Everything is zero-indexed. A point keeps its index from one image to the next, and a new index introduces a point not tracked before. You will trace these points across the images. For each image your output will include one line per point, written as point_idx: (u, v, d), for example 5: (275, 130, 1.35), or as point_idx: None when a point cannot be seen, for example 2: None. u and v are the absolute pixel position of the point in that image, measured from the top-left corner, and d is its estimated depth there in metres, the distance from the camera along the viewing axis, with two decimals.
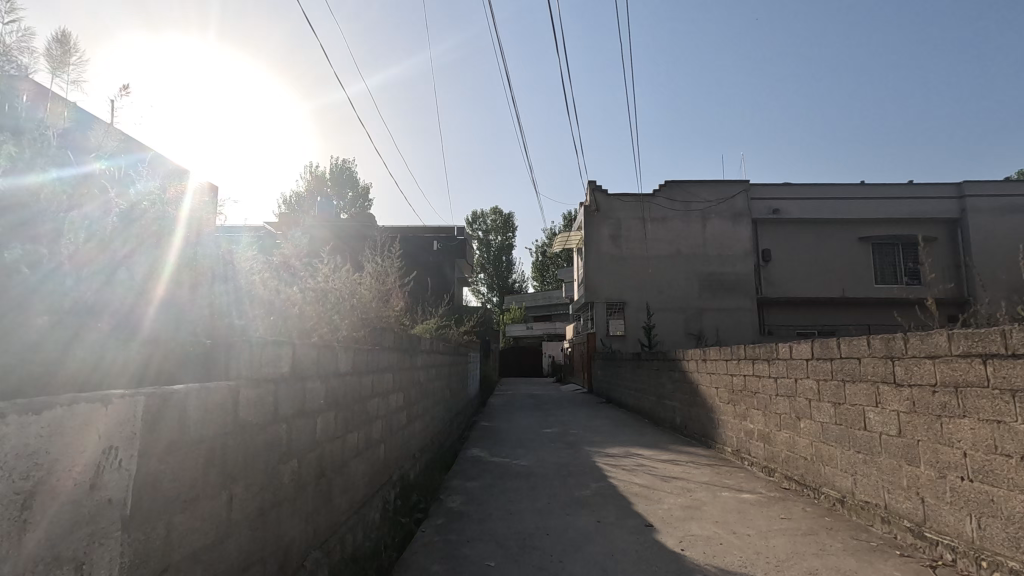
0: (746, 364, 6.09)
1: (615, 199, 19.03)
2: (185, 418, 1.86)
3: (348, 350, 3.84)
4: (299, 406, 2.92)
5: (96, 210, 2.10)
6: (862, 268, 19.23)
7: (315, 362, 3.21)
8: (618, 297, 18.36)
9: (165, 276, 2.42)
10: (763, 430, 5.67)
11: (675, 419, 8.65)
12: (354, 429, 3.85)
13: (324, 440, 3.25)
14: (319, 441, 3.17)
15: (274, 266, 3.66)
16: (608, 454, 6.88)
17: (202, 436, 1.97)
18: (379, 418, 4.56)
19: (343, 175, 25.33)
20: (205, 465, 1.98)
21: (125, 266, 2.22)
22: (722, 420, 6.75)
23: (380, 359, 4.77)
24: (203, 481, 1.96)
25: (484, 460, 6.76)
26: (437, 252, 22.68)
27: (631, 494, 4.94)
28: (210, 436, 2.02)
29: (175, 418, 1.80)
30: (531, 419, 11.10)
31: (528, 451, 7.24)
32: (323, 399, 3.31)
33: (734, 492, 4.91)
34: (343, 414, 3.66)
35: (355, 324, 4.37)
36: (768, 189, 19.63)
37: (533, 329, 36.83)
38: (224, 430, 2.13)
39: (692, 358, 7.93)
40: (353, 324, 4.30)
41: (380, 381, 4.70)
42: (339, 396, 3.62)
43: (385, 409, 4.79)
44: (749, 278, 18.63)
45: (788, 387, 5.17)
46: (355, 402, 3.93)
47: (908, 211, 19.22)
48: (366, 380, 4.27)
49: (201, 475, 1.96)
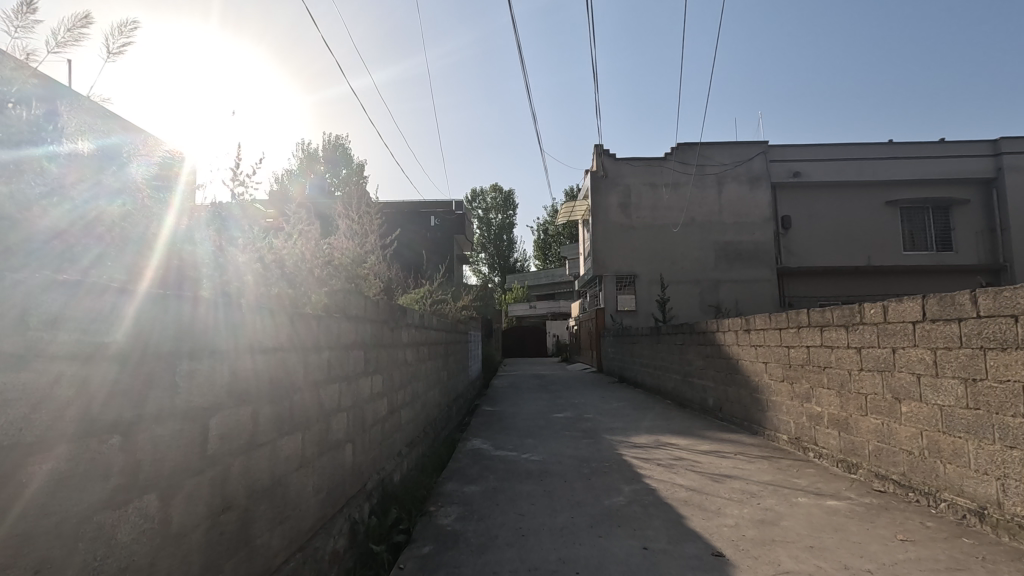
0: (810, 332, 4.89)
1: (623, 165, 17.69)
2: (24, 362, 1.26)
3: (290, 320, 2.67)
4: (167, 405, 1.71)
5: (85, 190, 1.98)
6: (891, 234, 17.94)
7: (225, 339, 2.05)
8: (628, 270, 17.15)
9: (156, 260, 2.08)
10: (836, 415, 4.51)
11: (706, 400, 7.52)
12: (298, 422, 2.69)
13: (230, 455, 2.04)
14: (243, 445, 2.14)
15: (266, 261, 2.72)
16: (636, 445, 5.72)
17: (60, 391, 1.35)
18: (344, 407, 3.42)
19: (337, 152, 24.41)
20: (35, 453, 1.27)
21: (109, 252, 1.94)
22: (773, 402, 5.58)
23: (348, 333, 3.62)
24: (35, 459, 1.27)
25: (486, 455, 5.63)
26: (435, 229, 21.46)
27: (678, 504, 3.75)
28: (71, 399, 1.37)
29: (29, 354, 1.27)
30: (539, 403, 9.96)
31: (538, 442, 6.10)
32: (238, 391, 2.13)
33: (814, 498, 3.75)
34: (278, 411, 2.48)
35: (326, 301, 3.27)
36: (788, 151, 18.18)
37: (537, 308, 35.70)
38: (96, 400, 1.45)
39: (728, 330, 6.77)
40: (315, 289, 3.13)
41: (348, 364, 3.54)
42: (273, 384, 2.45)
43: (354, 397, 3.62)
44: (769, 247, 17.37)
45: (879, 360, 3.97)
46: (301, 391, 2.77)
47: (939, 171, 17.83)
48: (322, 360, 3.08)
49: (26, 454, 1.25)
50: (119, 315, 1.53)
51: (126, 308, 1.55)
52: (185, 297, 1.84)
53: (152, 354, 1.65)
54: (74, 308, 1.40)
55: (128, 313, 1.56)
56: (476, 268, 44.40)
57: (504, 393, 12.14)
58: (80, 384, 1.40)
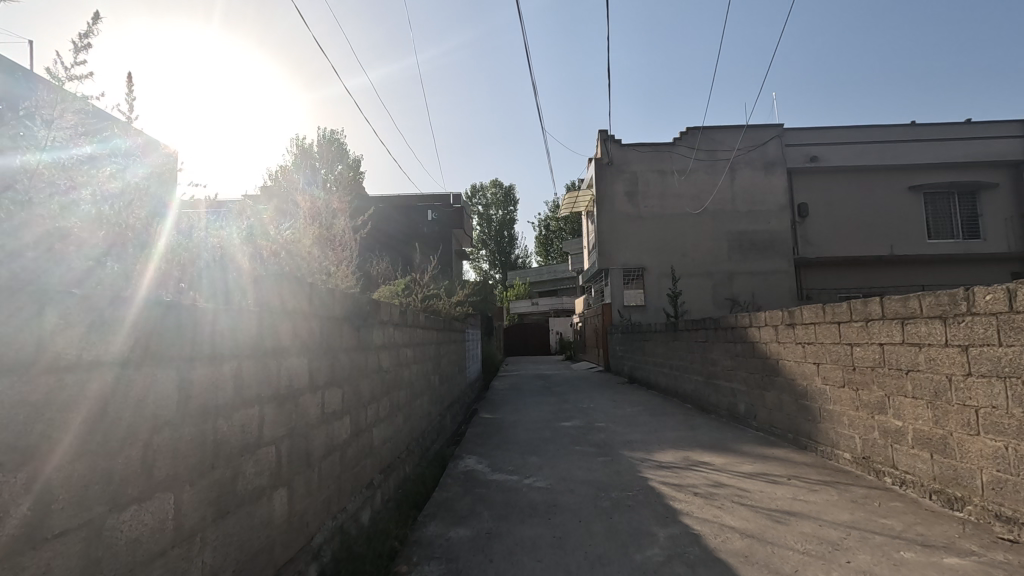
0: (888, 326, 3.86)
1: (630, 150, 16.66)
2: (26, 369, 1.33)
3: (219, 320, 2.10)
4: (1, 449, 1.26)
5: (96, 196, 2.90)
6: (914, 222, 16.86)
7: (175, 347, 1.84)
8: (636, 263, 16.13)
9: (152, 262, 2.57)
10: (926, 433, 3.51)
11: (735, 407, 6.55)
12: (235, 446, 2.16)
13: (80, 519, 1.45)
14: (186, 471, 1.86)
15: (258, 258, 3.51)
16: (663, 466, 4.73)
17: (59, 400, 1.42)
18: (282, 434, 2.56)
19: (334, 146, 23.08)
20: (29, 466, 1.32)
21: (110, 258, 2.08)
22: (830, 412, 4.59)
23: (282, 340, 2.69)
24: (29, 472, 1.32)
25: (481, 479, 4.66)
26: (432, 224, 20.44)
27: (736, 562, 2.75)
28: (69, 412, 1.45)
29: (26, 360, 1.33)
30: (544, 408, 9.00)
31: (543, 461, 5.13)
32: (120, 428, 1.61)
33: (924, 552, 2.74)
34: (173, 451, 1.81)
35: (303, 309, 2.95)
36: (804, 134, 17.13)
37: (540, 304, 34.60)
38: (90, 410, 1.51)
39: (765, 325, 5.74)
40: (314, 295, 3.07)
41: (280, 380, 2.60)
42: (175, 412, 1.83)
43: (299, 418, 2.75)
44: (785, 236, 16.37)
45: (1000, 362, 2.97)
46: (203, 422, 1.97)
47: (964, 154, 16.78)
48: (243, 372, 2.27)
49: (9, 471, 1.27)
50: (121, 314, 1.61)
51: (124, 310, 1.62)
52: (182, 301, 1.93)
53: (148, 356, 1.72)
54: (71, 313, 1.47)
55: (127, 315, 1.63)
56: (477, 265, 43.49)
57: (506, 397, 11.14)
58: (71, 400, 1.46)
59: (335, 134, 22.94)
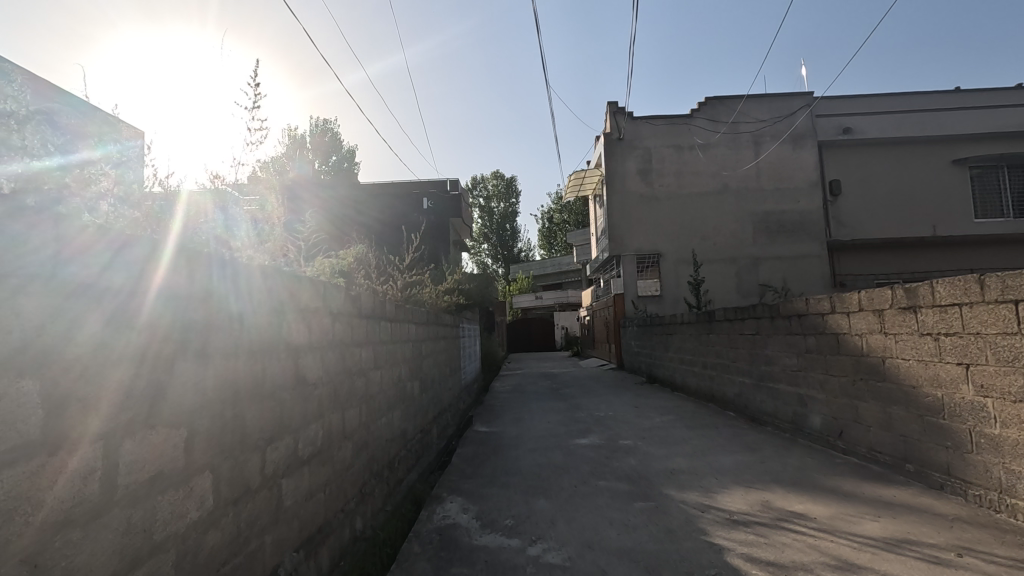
0: None
1: (642, 124, 15.01)
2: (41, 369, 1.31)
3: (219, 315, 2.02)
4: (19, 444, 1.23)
5: (94, 199, 2.14)
6: (958, 199, 15.18)
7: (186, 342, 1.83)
8: (650, 248, 14.52)
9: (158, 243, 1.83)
10: None
11: (810, 421, 4.94)
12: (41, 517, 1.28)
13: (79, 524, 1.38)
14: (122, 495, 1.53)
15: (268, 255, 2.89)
16: (736, 521, 3.16)
17: (76, 395, 1.41)
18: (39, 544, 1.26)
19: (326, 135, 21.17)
20: (53, 457, 1.32)
21: (124, 252, 1.57)
22: (997, 438, 2.98)
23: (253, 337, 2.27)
24: (53, 468, 1.32)
25: (463, 544, 3.12)
26: (427, 211, 18.74)
27: None
28: (86, 406, 1.43)
29: (44, 361, 1.31)
30: (552, 417, 7.47)
31: (554, 507, 3.60)
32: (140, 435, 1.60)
33: None
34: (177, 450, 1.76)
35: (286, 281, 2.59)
36: (835, 103, 15.42)
37: (544, 299, 32.98)
38: (110, 404, 1.51)
39: (866, 311, 4.09)
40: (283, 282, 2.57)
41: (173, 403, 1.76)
42: (184, 409, 1.81)
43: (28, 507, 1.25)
44: (815, 216, 14.80)
45: None
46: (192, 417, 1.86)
47: (1015, 122, 15.06)
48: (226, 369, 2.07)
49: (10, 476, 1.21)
50: (131, 317, 1.59)
51: (137, 312, 1.60)
52: (198, 296, 1.90)
53: (160, 357, 1.70)
54: (86, 312, 1.44)
55: (140, 314, 1.62)
56: (478, 260, 41.80)
57: (508, 401, 9.61)
58: (89, 396, 1.44)
59: (326, 124, 20.82)
